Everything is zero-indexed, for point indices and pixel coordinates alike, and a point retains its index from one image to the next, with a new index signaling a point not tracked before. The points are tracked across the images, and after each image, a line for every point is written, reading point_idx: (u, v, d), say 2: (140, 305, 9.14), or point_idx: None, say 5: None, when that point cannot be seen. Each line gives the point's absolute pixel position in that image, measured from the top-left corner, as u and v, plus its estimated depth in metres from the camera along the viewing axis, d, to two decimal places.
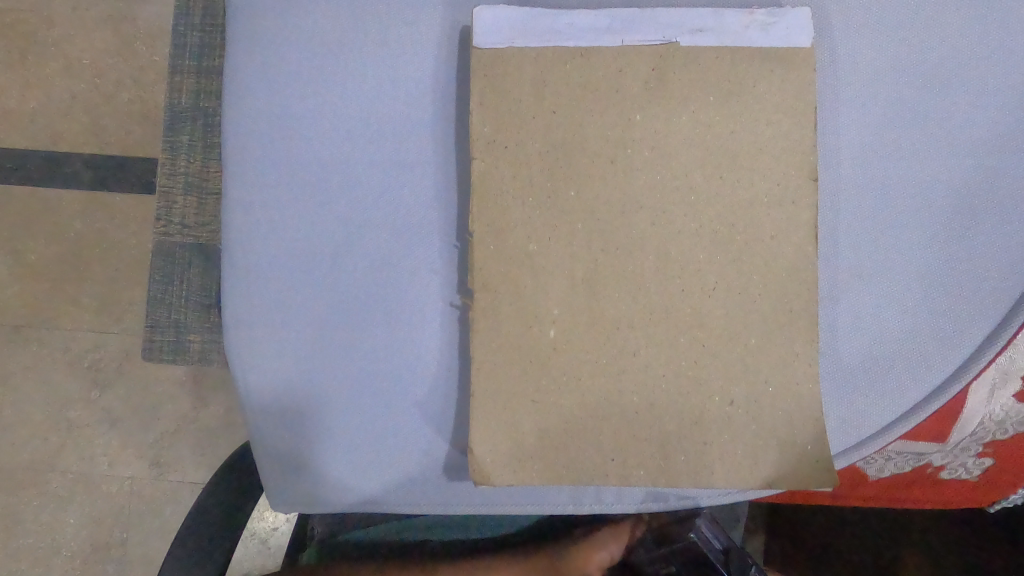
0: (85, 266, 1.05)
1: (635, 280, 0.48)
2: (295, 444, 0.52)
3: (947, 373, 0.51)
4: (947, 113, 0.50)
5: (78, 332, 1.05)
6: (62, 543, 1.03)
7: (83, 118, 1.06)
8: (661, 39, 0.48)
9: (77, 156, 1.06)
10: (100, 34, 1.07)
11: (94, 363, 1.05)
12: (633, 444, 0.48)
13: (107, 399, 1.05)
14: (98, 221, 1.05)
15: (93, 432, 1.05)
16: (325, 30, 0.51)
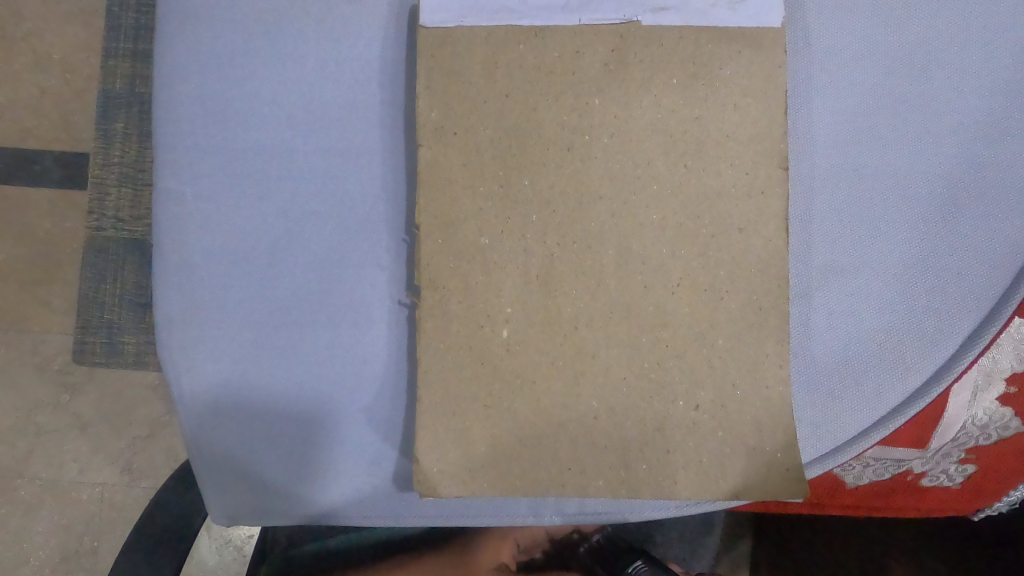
0: (55, 265, 1.12)
1: (593, 276, 0.45)
2: (235, 450, 0.50)
3: (929, 374, 0.47)
4: (925, 95, 0.47)
5: (52, 336, 1.12)
6: (30, 552, 1.09)
7: (54, 114, 1.12)
8: (622, 18, 0.45)
9: (46, 152, 1.12)
10: (73, 31, 1.13)
11: (64, 367, 1.12)
12: (592, 453, 0.44)
13: (77, 404, 1.11)
14: (67, 219, 1.12)
15: (61, 438, 1.11)
16: (263, 10, 0.48)
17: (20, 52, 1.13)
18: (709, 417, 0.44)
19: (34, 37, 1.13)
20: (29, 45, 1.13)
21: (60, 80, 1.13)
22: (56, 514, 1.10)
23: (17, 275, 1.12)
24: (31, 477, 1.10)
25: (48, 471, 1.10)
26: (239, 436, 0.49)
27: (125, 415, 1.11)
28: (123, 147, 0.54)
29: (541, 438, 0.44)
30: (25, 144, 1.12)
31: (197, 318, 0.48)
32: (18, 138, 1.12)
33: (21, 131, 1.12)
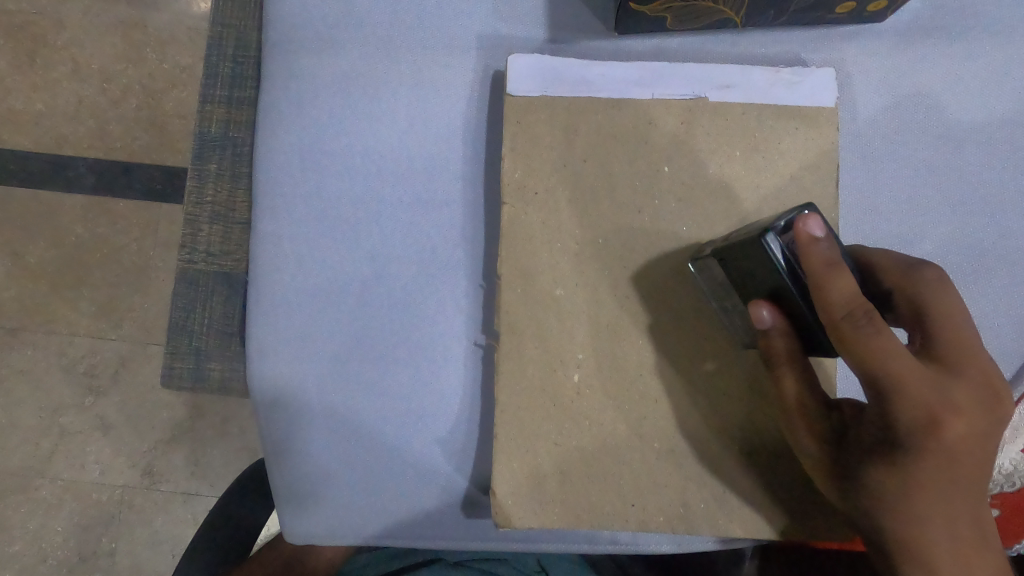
0: (85, 269, 0.97)
1: (658, 327, 0.49)
2: (316, 473, 0.53)
3: None
4: (963, 169, 0.52)
5: (77, 336, 0.97)
6: (49, 552, 0.96)
7: (90, 123, 0.98)
8: (691, 93, 0.50)
9: (82, 158, 0.98)
10: (111, 39, 1.00)
11: (90, 369, 0.97)
12: (652, 490, 0.48)
13: (102, 406, 0.97)
14: (102, 227, 0.98)
15: (84, 439, 0.97)
16: (360, 72, 0.52)
17: (58, 59, 0.99)
18: (756, 460, 0.48)
19: (73, 47, 0.99)
20: (70, 54, 0.99)
21: (97, 90, 0.99)
22: (78, 514, 0.96)
23: (21, 263, 0.96)
24: (52, 477, 0.96)
25: (70, 471, 0.97)
26: (318, 459, 0.53)
27: (151, 418, 0.98)
28: (217, 185, 0.58)
29: (607, 475, 0.48)
30: (58, 151, 0.98)
31: (286, 350, 0.52)
32: (53, 144, 0.98)
33: (57, 137, 0.98)
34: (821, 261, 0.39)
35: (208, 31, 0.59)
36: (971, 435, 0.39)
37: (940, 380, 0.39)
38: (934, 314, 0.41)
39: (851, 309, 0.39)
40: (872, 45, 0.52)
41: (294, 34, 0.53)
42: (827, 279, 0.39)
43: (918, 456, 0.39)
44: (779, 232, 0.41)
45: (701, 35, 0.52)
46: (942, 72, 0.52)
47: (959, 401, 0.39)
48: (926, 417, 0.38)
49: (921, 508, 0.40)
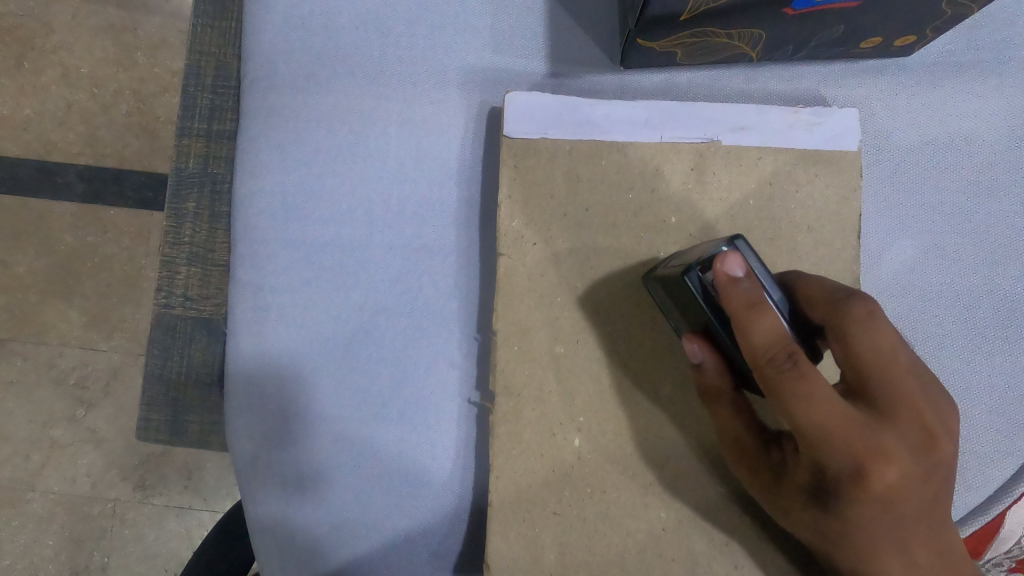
0: (75, 279, 0.92)
1: (664, 388, 0.46)
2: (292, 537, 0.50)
3: (986, 494, 0.48)
4: (997, 218, 0.48)
5: (66, 347, 0.91)
6: (40, 566, 0.91)
7: (79, 128, 0.92)
8: (704, 136, 0.46)
9: (72, 165, 0.92)
10: (101, 43, 0.93)
11: (81, 380, 0.92)
12: (658, 563, 0.45)
13: (94, 418, 0.92)
14: (91, 235, 0.92)
15: (74, 453, 0.91)
16: (348, 110, 0.49)
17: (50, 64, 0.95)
18: (770, 534, 0.45)
19: (62, 50, 0.93)
20: (58, 58, 0.93)
21: (86, 94, 0.93)
22: (69, 527, 0.91)
23: (8, 270, 0.91)
24: (42, 490, 0.91)
25: (61, 484, 0.91)
26: (289, 521, 0.49)
27: None
28: (195, 224, 0.54)
29: (609, 547, 0.45)
30: (47, 158, 0.92)
31: (265, 406, 0.49)
32: (40, 151, 0.92)
33: (45, 143, 0.92)
34: (740, 300, 0.34)
35: (185, 59, 0.55)
36: (911, 481, 0.34)
37: (873, 426, 0.33)
38: (866, 348, 0.34)
39: (774, 352, 0.33)
40: (897, 81, 0.49)
41: (275, 67, 0.49)
42: (747, 322, 0.34)
43: (851, 508, 0.34)
44: (700, 267, 0.37)
45: (713, 69, 0.49)
46: (973, 111, 0.49)
47: (893, 449, 0.33)
48: (855, 469, 0.33)
49: (867, 553, 0.35)
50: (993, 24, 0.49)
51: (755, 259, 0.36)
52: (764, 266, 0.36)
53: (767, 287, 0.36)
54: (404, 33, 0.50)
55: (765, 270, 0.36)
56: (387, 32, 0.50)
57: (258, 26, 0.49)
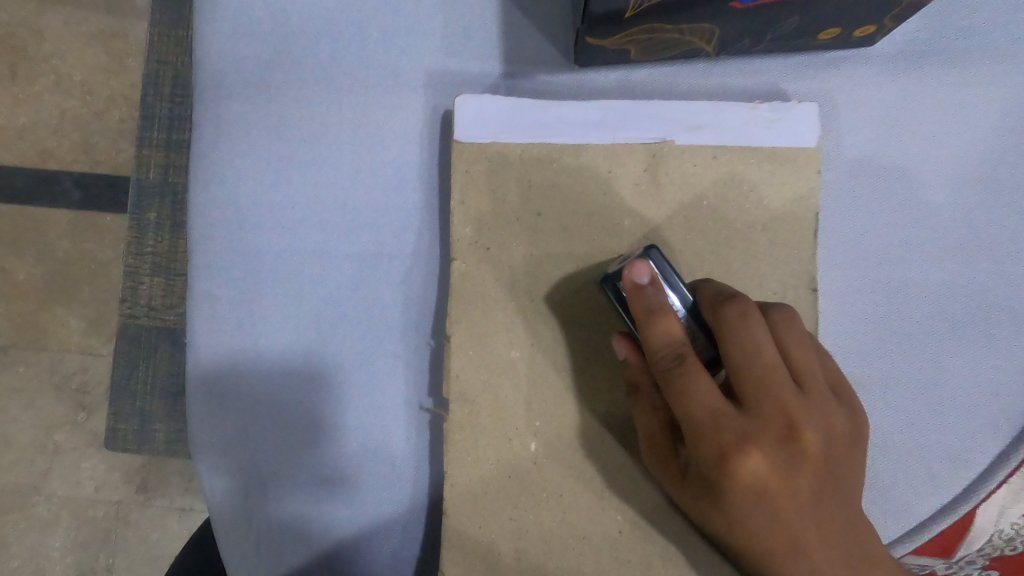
0: (74, 285, 0.92)
1: (622, 393, 0.45)
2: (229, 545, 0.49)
3: (955, 493, 0.46)
4: (963, 211, 0.47)
5: (70, 352, 0.93)
6: (48, 569, 0.92)
7: (73, 136, 0.93)
8: (658, 136, 0.45)
9: (66, 173, 0.92)
10: (91, 50, 0.94)
11: (82, 386, 0.93)
12: (616, 570, 0.45)
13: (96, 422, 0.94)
14: (88, 241, 0.93)
15: (79, 456, 0.93)
16: (301, 116, 0.49)
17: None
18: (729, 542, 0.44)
19: (54, 58, 0.93)
20: (51, 66, 0.93)
21: (79, 101, 0.93)
22: (75, 529, 0.92)
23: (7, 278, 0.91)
24: (48, 493, 0.92)
25: (65, 488, 0.93)
26: (251, 531, 0.49)
27: None
28: (157, 235, 0.55)
29: (567, 553, 0.45)
30: (44, 166, 0.92)
31: (228, 415, 0.49)
32: (36, 159, 0.92)
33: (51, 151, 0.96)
34: (641, 307, 0.37)
35: (143, 69, 0.55)
36: (783, 473, 0.34)
37: (743, 421, 0.34)
38: (741, 348, 0.35)
39: (664, 351, 0.36)
40: (860, 72, 0.47)
41: (227, 76, 0.49)
42: (645, 326, 0.37)
43: (732, 503, 0.34)
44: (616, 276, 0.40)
45: (669, 66, 0.48)
46: (937, 103, 0.47)
47: (759, 442, 0.33)
48: (725, 462, 0.33)
49: (756, 552, 0.35)
50: (958, 11, 0.47)
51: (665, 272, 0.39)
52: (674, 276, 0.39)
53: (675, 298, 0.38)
54: (357, 38, 0.49)
55: (678, 283, 0.39)
56: (340, 38, 0.49)
57: (209, 35, 0.49)
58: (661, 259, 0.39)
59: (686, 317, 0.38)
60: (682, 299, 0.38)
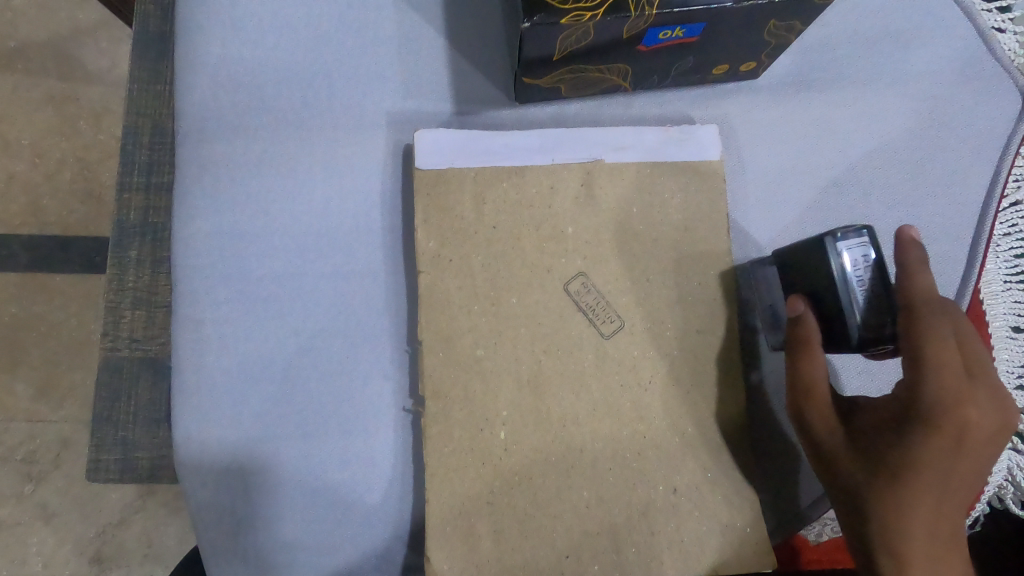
0: (21, 350, 0.93)
1: (578, 377, 0.51)
2: (252, 557, 0.52)
3: None
4: (844, 206, 0.57)
5: (11, 423, 0.92)
6: None
7: (22, 199, 0.95)
8: (590, 156, 0.53)
9: (14, 237, 0.93)
10: (42, 114, 0.97)
11: (29, 455, 0.92)
12: (585, 540, 0.49)
13: (44, 493, 0.91)
14: (37, 303, 0.93)
15: (25, 530, 0.91)
16: (274, 153, 0.54)
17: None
18: (684, 502, 0.50)
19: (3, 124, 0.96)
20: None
21: (30, 166, 0.96)
22: None
23: None
24: None
25: (12, 566, 0.90)
26: (240, 546, 0.52)
27: (97, 500, 0.92)
28: (138, 271, 0.58)
29: (538, 530, 0.49)
30: None
31: (229, 430, 0.52)
32: None
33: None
34: (915, 258, 0.46)
35: (124, 121, 0.60)
36: (982, 429, 0.41)
37: (969, 380, 0.41)
38: (970, 333, 0.43)
39: (925, 299, 0.44)
40: (749, 98, 0.57)
41: (206, 122, 0.54)
42: (909, 277, 0.45)
43: (929, 434, 0.41)
44: (833, 238, 0.45)
45: (594, 100, 0.57)
46: (816, 122, 0.58)
47: (972, 401, 0.41)
48: (952, 402, 0.41)
49: (904, 481, 0.41)
50: (821, 48, 0.58)
51: (874, 248, 0.45)
52: (881, 260, 0.46)
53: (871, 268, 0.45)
54: (322, 87, 0.56)
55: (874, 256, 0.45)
56: (309, 87, 0.56)
57: (188, 88, 0.55)
58: (875, 238, 0.46)
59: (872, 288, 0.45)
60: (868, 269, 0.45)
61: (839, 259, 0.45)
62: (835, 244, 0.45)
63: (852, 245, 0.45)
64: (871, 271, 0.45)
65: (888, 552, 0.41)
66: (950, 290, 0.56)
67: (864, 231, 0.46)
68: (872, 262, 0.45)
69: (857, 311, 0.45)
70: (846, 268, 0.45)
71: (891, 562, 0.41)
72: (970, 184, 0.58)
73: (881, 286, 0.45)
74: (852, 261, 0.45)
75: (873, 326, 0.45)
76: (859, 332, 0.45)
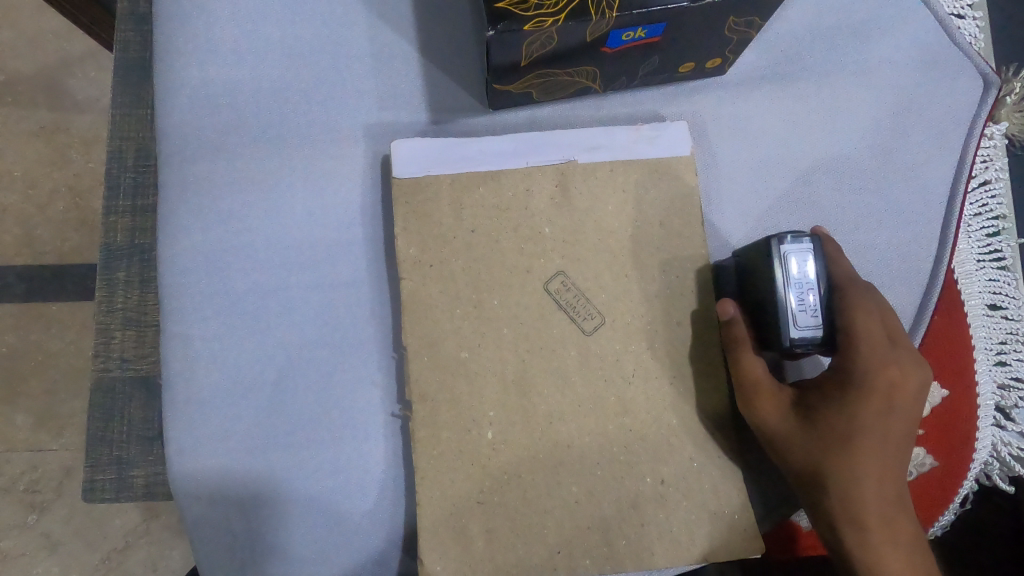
0: (19, 380, 0.93)
1: (562, 374, 0.52)
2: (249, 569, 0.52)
3: None
4: (816, 195, 0.58)
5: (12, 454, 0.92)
6: None
7: (16, 230, 0.96)
8: (563, 158, 0.55)
9: (9, 268, 0.94)
10: (33, 145, 0.99)
11: (31, 485, 0.92)
12: (577, 535, 0.50)
13: (47, 522, 0.92)
14: (34, 332, 0.94)
15: (30, 561, 0.91)
16: (256, 170, 0.56)
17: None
18: (671, 492, 0.51)
19: None
20: None
21: (23, 197, 0.97)
22: None
23: None
24: None
25: None
26: (237, 559, 0.52)
27: (100, 527, 0.92)
28: (127, 292, 0.59)
29: (530, 527, 0.50)
30: None
31: (222, 444, 0.52)
32: None
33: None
34: (834, 248, 0.51)
35: (107, 146, 0.61)
36: (908, 389, 0.46)
37: (891, 346, 0.47)
38: (886, 305, 0.48)
39: (849, 280, 0.48)
40: (718, 94, 0.59)
41: (187, 143, 0.56)
42: (832, 263, 0.50)
43: (863, 397, 0.45)
44: (779, 241, 0.48)
45: (566, 103, 0.58)
46: (784, 114, 0.59)
47: (895, 362, 0.46)
48: (877, 366, 0.45)
49: (852, 445, 0.44)
50: (784, 42, 0.60)
51: (818, 256, 0.48)
52: (828, 273, 0.48)
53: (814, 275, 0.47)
54: (300, 103, 0.57)
55: (815, 263, 0.47)
56: (287, 104, 0.57)
57: (169, 111, 0.56)
58: (819, 247, 0.48)
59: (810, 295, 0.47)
60: (809, 275, 0.47)
61: (782, 260, 0.47)
62: (781, 245, 0.47)
63: (796, 248, 0.47)
64: (811, 277, 0.47)
65: (847, 514, 0.44)
66: (925, 269, 0.57)
67: (811, 239, 0.48)
68: (813, 270, 0.47)
69: (790, 314, 0.47)
70: (786, 270, 0.47)
71: (850, 524, 0.44)
72: (937, 166, 0.59)
73: (818, 293, 0.47)
74: (795, 273, 0.47)
75: (803, 332, 0.47)
76: (790, 335, 0.46)
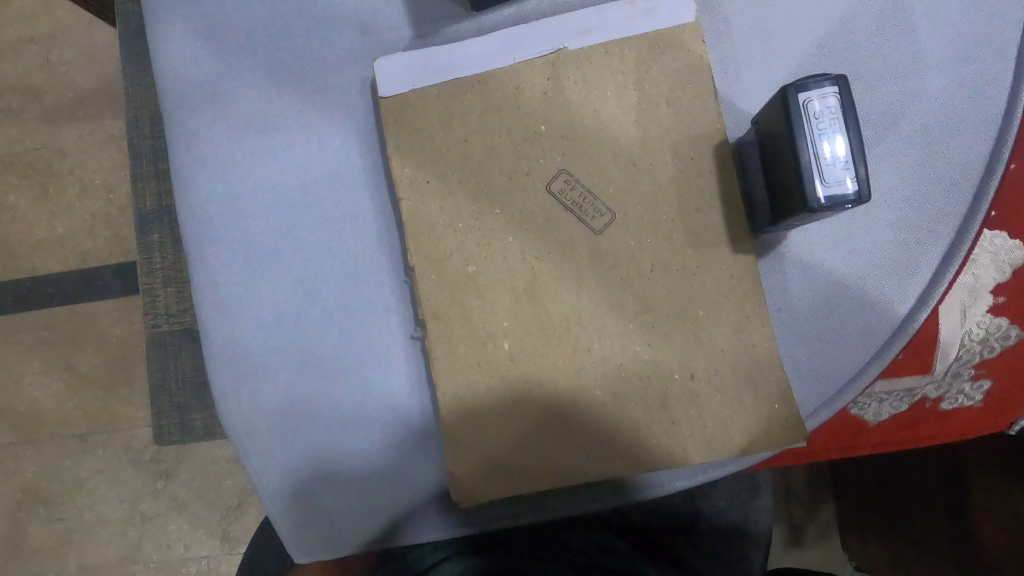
0: (131, 366, 1.14)
1: (573, 278, 0.49)
2: (299, 494, 0.55)
3: (927, 278, 0.49)
4: (851, 43, 0.50)
5: (136, 430, 1.14)
6: None
7: (105, 233, 1.16)
8: (551, 47, 0.50)
9: (105, 268, 1.14)
10: (109, 156, 1.17)
11: (156, 457, 1.14)
12: (606, 439, 0.49)
13: (173, 487, 1.13)
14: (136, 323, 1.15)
15: (165, 520, 1.12)
16: (254, 114, 0.56)
17: (68, 184, 1.17)
18: (704, 387, 0.48)
19: (76, 169, 1.17)
20: (75, 176, 1.17)
21: (106, 201, 1.16)
22: None
23: (81, 370, 1.14)
24: (145, 561, 1.12)
25: (159, 553, 1.12)
26: (288, 484, 0.55)
27: (216, 489, 1.12)
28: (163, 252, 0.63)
29: (557, 434, 0.49)
30: (86, 265, 1.15)
31: (258, 380, 0.55)
32: (80, 261, 1.15)
33: (81, 252, 1.15)
34: None
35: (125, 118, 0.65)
36: None
37: None
38: None
39: None
40: None
41: (183, 96, 0.56)
42: None
43: None
44: (797, 90, 0.42)
45: None
46: None
47: None
48: None
49: None
50: None
51: (846, 101, 0.42)
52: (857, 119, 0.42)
53: (839, 123, 0.41)
54: (282, 37, 0.56)
55: (841, 109, 0.41)
56: (270, 43, 0.56)
57: (162, 65, 0.57)
58: (847, 90, 0.42)
59: (837, 146, 0.41)
60: (835, 125, 0.41)
61: (802, 112, 0.42)
62: (799, 95, 0.42)
63: (818, 96, 0.42)
64: (837, 127, 0.41)
65: None
66: (989, 113, 0.50)
67: (835, 81, 0.42)
68: (841, 117, 0.41)
69: (817, 172, 0.41)
70: (808, 122, 0.42)
71: None
72: None
73: (849, 143, 0.41)
74: (819, 125, 0.42)
75: (833, 190, 0.41)
76: (819, 195, 0.41)
